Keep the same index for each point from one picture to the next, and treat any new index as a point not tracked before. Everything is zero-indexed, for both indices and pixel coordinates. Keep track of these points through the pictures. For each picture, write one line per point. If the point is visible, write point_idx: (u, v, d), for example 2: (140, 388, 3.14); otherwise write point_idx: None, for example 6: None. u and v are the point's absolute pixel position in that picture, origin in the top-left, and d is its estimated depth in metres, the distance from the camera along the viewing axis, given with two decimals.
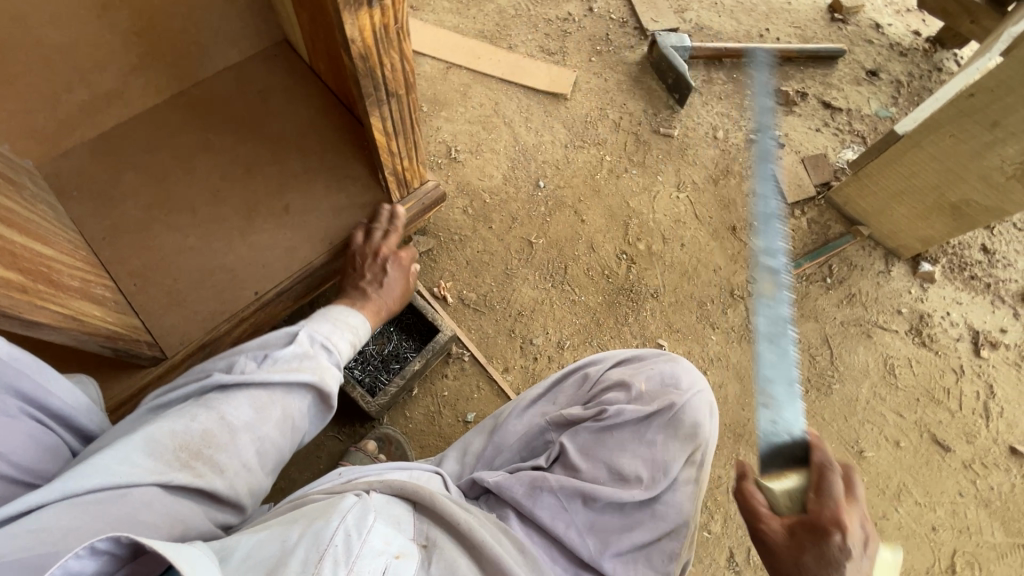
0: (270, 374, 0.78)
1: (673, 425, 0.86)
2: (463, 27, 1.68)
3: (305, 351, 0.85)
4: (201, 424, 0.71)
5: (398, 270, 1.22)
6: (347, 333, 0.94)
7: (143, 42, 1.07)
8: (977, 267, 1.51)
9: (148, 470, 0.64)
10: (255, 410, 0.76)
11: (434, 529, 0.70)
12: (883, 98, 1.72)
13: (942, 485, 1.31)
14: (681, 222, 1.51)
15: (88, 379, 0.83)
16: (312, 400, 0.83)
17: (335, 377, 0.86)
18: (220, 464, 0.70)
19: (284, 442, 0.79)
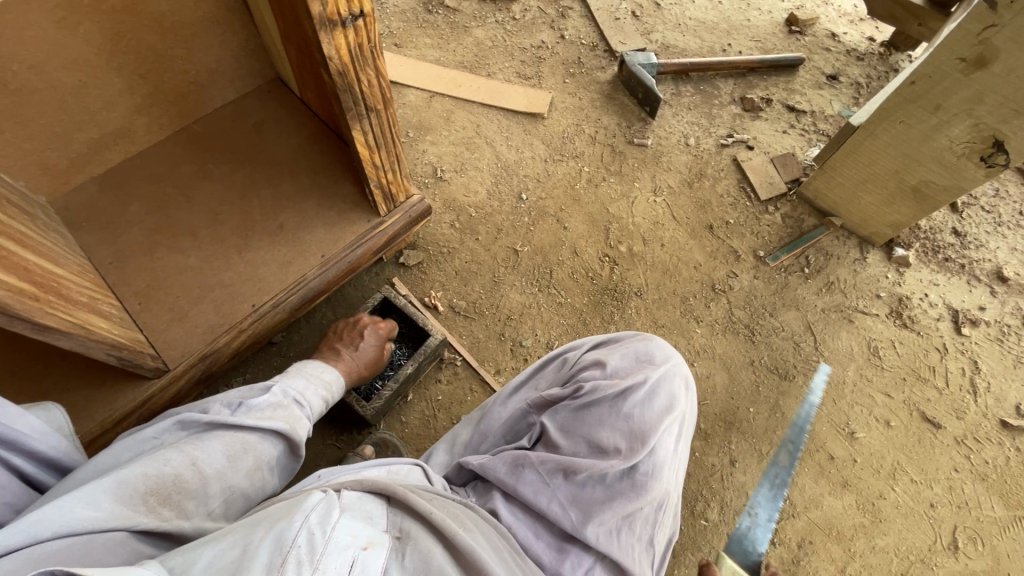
0: (245, 419, 0.81)
1: (648, 397, 0.91)
2: (443, 59, 1.80)
3: (278, 401, 0.89)
4: (173, 468, 0.71)
5: (374, 338, 1.19)
6: (319, 389, 0.99)
7: (147, 84, 1.17)
8: (950, 250, 1.56)
9: (114, 515, 0.63)
10: (228, 457, 0.77)
11: (408, 518, 0.70)
12: (845, 99, 1.82)
13: (936, 461, 1.32)
14: (659, 224, 1.58)
15: (55, 408, 0.73)
16: (281, 450, 0.86)
17: (304, 428, 0.90)
18: (187, 511, 0.71)
19: (253, 492, 0.80)
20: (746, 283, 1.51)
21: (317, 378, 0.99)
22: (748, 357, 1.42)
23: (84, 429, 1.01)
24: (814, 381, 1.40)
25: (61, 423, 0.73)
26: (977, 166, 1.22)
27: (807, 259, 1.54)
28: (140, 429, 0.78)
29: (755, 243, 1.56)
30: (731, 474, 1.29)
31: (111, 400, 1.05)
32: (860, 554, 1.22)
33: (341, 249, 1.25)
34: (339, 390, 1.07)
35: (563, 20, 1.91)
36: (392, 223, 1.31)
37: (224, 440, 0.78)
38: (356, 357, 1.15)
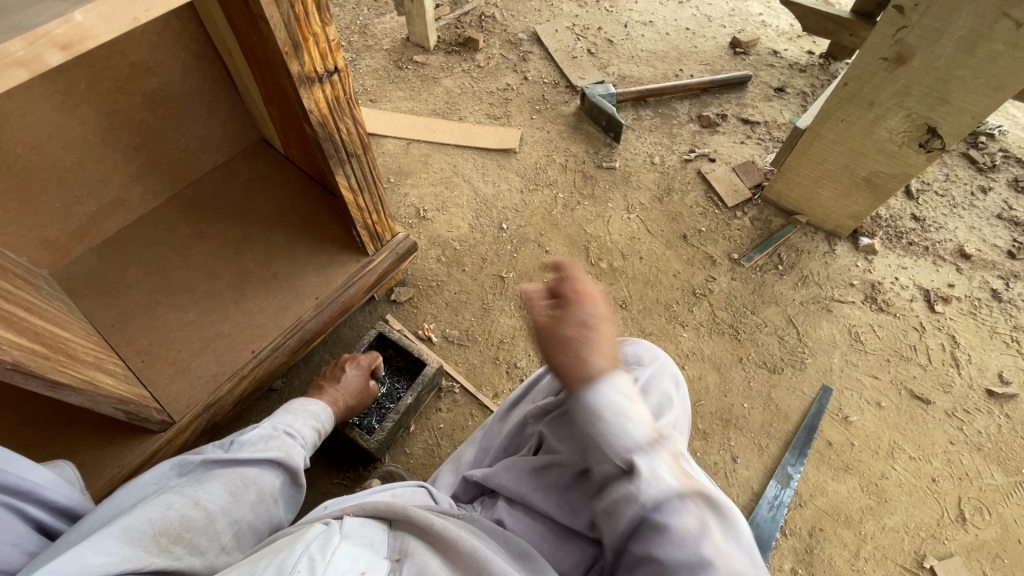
0: (241, 454, 0.87)
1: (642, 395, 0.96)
2: (417, 109, 1.92)
3: (268, 434, 0.95)
4: (178, 509, 0.74)
5: (353, 371, 1.23)
6: (308, 421, 1.05)
7: (141, 154, 1.25)
8: (912, 234, 1.64)
9: (127, 556, 0.64)
10: (230, 493, 0.80)
11: (409, 537, 0.69)
12: (794, 108, 1.95)
13: (932, 436, 1.35)
14: (636, 238, 1.66)
15: (66, 464, 0.78)
16: (281, 480, 0.90)
17: (300, 457, 0.95)
18: (200, 547, 0.73)
19: (260, 525, 0.82)
20: (724, 285, 1.57)
21: (302, 412, 1.05)
22: (736, 355, 1.46)
23: (95, 486, 1.03)
24: (817, 404, 1.39)
25: (72, 477, 0.77)
26: (918, 152, 1.31)
27: (780, 257, 1.62)
28: (137, 479, 0.82)
29: (728, 246, 1.64)
30: (734, 470, 1.30)
31: (119, 456, 1.06)
32: (871, 536, 1.23)
33: (333, 290, 1.30)
34: (329, 423, 1.12)
35: (525, 63, 2.05)
36: (381, 261, 1.37)
37: (224, 480, 0.82)
38: (340, 391, 1.18)
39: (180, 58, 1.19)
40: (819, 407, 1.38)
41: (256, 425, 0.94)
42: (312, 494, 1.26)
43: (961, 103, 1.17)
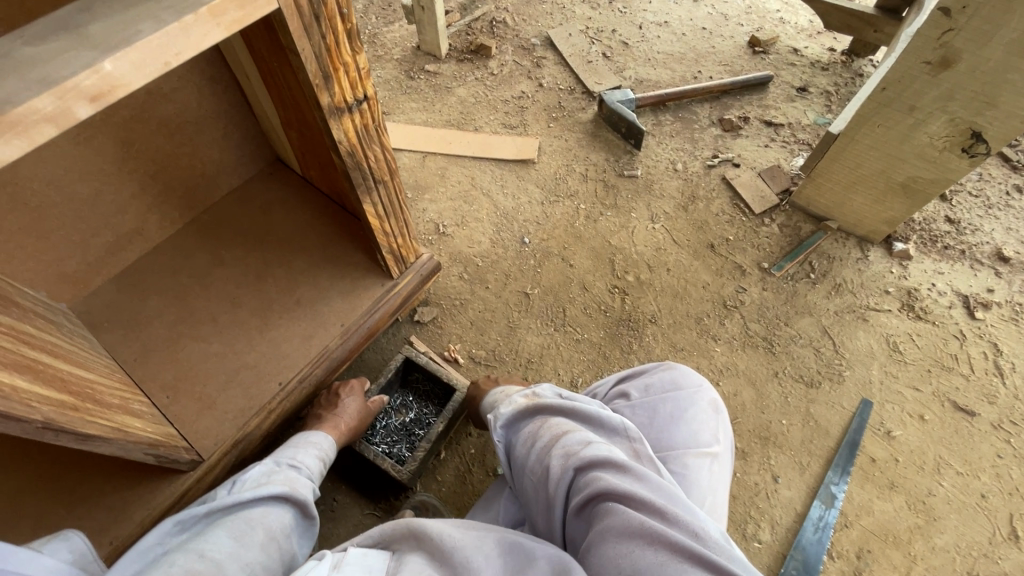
0: (243, 495, 0.89)
1: (672, 422, 0.92)
2: (431, 120, 1.88)
3: (270, 469, 0.97)
4: (181, 566, 0.70)
5: (351, 397, 1.22)
6: (312, 450, 1.06)
7: (158, 182, 1.22)
8: (947, 238, 1.59)
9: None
10: (235, 538, 0.79)
11: (409, 555, 0.70)
12: (818, 108, 1.89)
13: (979, 450, 1.31)
14: (662, 249, 1.62)
15: (74, 534, 0.74)
16: (291, 515, 0.91)
17: (306, 488, 0.96)
18: None
19: (273, 563, 0.81)
20: (756, 295, 1.53)
21: (302, 443, 1.05)
22: (771, 369, 1.42)
23: (126, 531, 1.00)
24: (859, 418, 1.35)
25: (82, 549, 0.73)
26: (960, 157, 1.26)
27: (811, 265, 1.57)
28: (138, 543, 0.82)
29: (757, 255, 1.59)
30: (776, 490, 1.27)
31: (149, 497, 1.04)
32: (921, 557, 1.19)
33: (359, 316, 1.27)
34: (332, 451, 1.12)
35: (539, 69, 2.01)
36: (405, 284, 1.33)
37: (228, 529, 0.81)
38: (340, 416, 1.18)
39: (195, 83, 1.14)
40: (859, 421, 1.35)
41: (257, 463, 0.96)
42: (344, 525, 1.24)
43: (1010, 108, 1.12)
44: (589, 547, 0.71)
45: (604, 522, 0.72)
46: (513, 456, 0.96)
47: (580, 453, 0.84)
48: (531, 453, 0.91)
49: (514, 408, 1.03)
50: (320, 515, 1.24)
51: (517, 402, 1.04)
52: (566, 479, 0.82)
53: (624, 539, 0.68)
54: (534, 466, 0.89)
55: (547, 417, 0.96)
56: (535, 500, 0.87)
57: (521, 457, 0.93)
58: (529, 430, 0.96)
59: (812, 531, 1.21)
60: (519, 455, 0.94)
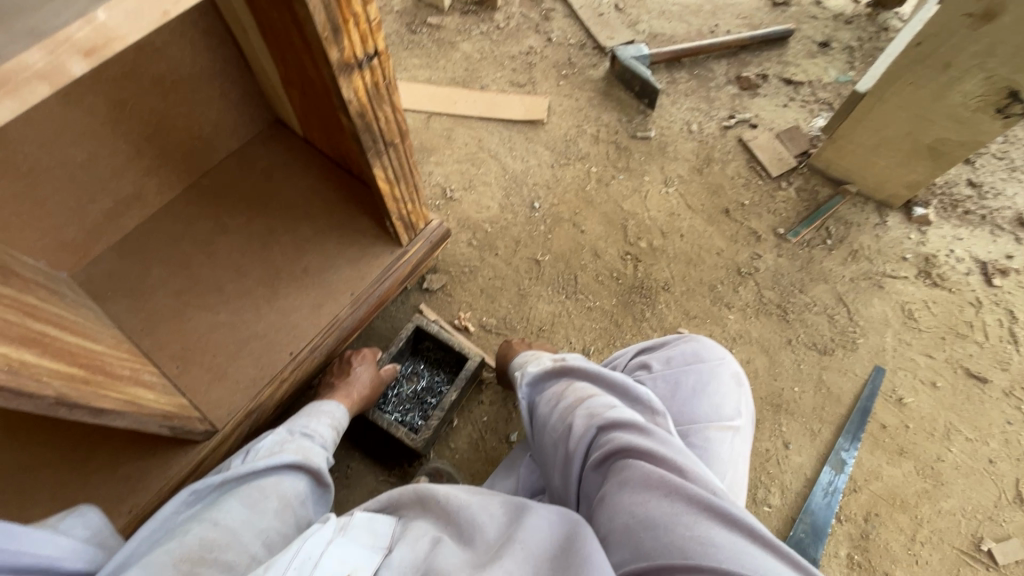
0: (257, 463, 0.86)
1: (695, 395, 0.91)
2: (435, 78, 1.79)
3: (284, 437, 0.95)
4: (196, 535, 0.71)
5: (363, 365, 1.21)
6: (324, 419, 1.03)
7: (154, 145, 1.16)
8: (968, 202, 1.55)
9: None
10: (249, 507, 0.79)
11: (415, 521, 0.68)
12: (840, 65, 1.80)
13: (989, 417, 1.31)
14: (675, 214, 1.57)
15: (92, 510, 0.74)
16: (305, 483, 0.89)
17: (320, 457, 0.94)
18: (229, 562, 0.70)
19: (289, 530, 0.81)
20: (771, 262, 1.50)
21: (316, 411, 1.03)
22: (784, 336, 1.41)
23: (144, 500, 1.00)
24: (871, 385, 1.35)
25: (98, 526, 0.73)
26: (993, 118, 1.21)
27: (828, 230, 1.54)
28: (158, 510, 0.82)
29: (773, 220, 1.56)
30: (786, 456, 1.28)
31: (165, 467, 1.04)
32: (927, 520, 1.21)
33: (369, 285, 1.24)
34: (345, 420, 1.10)
35: (548, 22, 1.90)
36: (415, 251, 1.30)
37: (240, 498, 0.80)
38: (351, 385, 1.16)
39: (189, 37, 1.07)
40: (872, 388, 1.35)
41: (271, 431, 0.94)
42: (359, 491, 1.25)
43: None
44: (604, 498, 0.72)
45: (621, 475, 0.72)
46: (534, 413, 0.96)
47: (602, 411, 0.83)
48: (552, 411, 0.90)
49: (539, 367, 1.01)
50: (335, 481, 1.25)
51: (542, 362, 1.03)
52: (586, 436, 0.82)
53: (641, 490, 0.69)
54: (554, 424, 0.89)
55: (571, 379, 0.95)
56: (552, 456, 0.87)
57: (542, 414, 0.93)
58: (552, 390, 0.95)
59: (821, 496, 1.23)
60: (540, 413, 0.94)
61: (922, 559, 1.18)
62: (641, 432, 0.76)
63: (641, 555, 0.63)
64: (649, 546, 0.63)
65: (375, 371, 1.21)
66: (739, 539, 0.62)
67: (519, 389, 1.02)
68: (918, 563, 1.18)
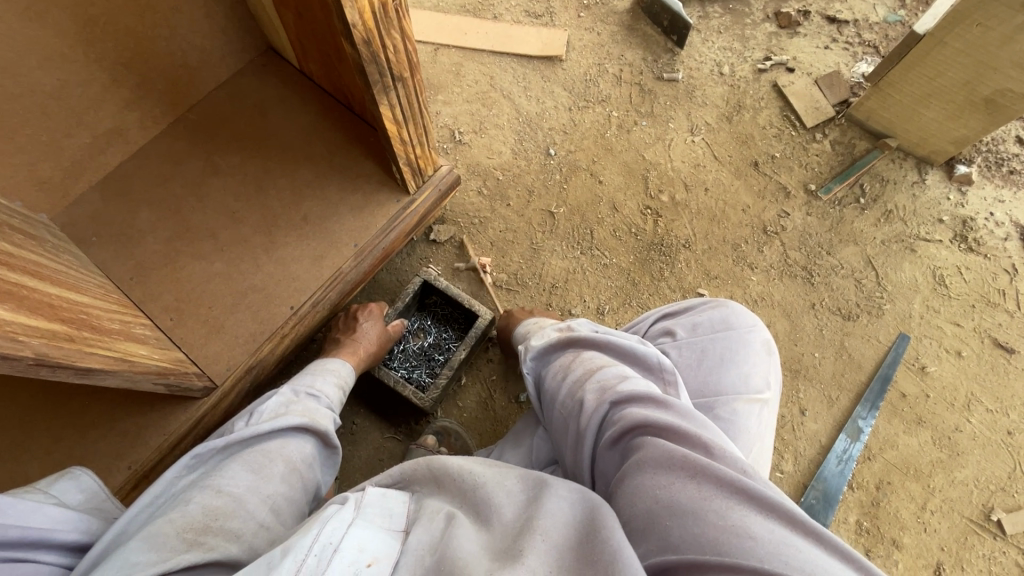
0: (260, 426, 0.81)
1: (723, 365, 0.86)
2: (443, 5, 1.62)
3: (288, 399, 0.88)
4: (199, 504, 0.67)
5: (371, 321, 1.15)
6: (329, 377, 0.98)
7: (134, 74, 1.04)
8: (1015, 161, 1.45)
9: (149, 561, 0.57)
10: (254, 471, 0.75)
11: (430, 498, 0.64)
12: (890, 2, 1.63)
13: (1011, 388, 1.28)
14: (700, 165, 1.47)
15: (85, 473, 0.69)
16: (312, 446, 0.85)
17: (327, 419, 0.89)
18: (235, 531, 0.66)
19: (296, 494, 0.77)
20: (799, 221, 1.41)
21: (320, 369, 0.98)
22: (808, 300, 1.35)
23: (144, 456, 0.97)
24: (894, 352, 1.31)
25: (93, 489, 0.69)
26: None
27: (862, 188, 1.44)
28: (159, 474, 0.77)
29: (804, 176, 1.45)
30: (802, 423, 1.25)
31: (164, 424, 1.00)
32: (939, 489, 1.20)
33: (373, 236, 1.16)
34: (352, 378, 1.05)
35: None
36: (423, 200, 1.21)
37: (243, 463, 0.75)
38: (357, 341, 1.11)
39: None
40: (896, 357, 1.30)
41: (275, 391, 0.88)
42: (365, 448, 1.22)
43: None
44: (622, 479, 0.63)
45: (638, 454, 0.64)
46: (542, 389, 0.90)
47: (616, 386, 0.76)
48: (561, 386, 0.84)
49: (544, 340, 0.96)
50: (340, 437, 1.22)
51: (549, 334, 0.97)
52: (598, 410, 0.75)
53: (662, 471, 0.60)
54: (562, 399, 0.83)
55: (580, 350, 0.89)
56: (561, 432, 0.81)
57: (549, 389, 0.87)
58: (560, 363, 0.89)
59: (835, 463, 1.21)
60: (547, 387, 0.88)
61: (931, 527, 1.18)
62: (660, 406, 0.69)
63: (668, 546, 0.55)
64: (676, 537, 0.55)
65: (382, 327, 1.16)
66: (776, 526, 0.54)
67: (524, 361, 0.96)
68: (926, 531, 1.18)
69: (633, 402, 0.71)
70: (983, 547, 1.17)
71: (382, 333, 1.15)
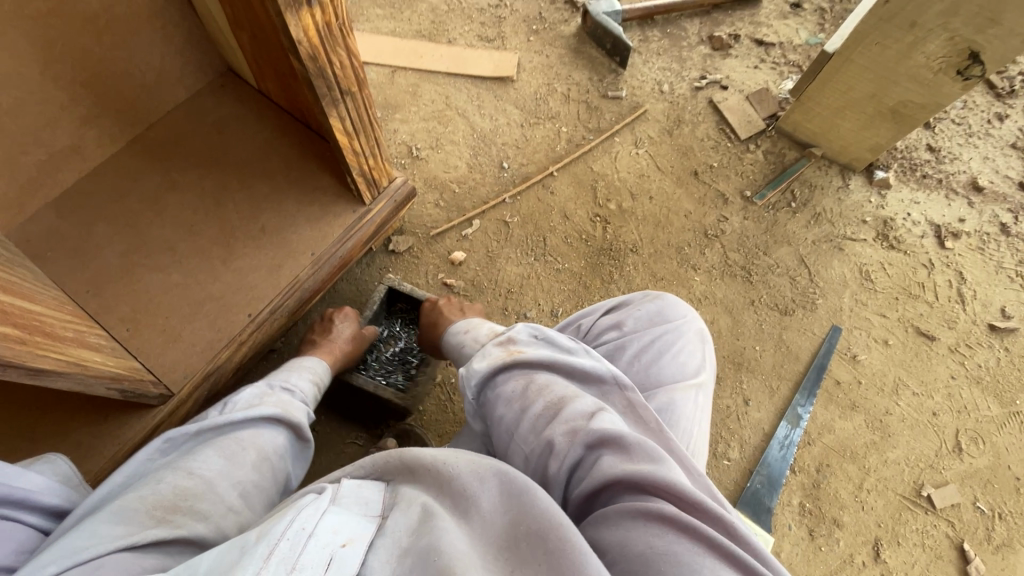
0: (234, 415, 0.82)
1: (665, 357, 0.91)
2: (399, 30, 1.70)
3: (263, 391, 0.89)
4: (170, 483, 0.69)
5: (346, 322, 1.18)
6: (305, 373, 1.00)
7: (93, 93, 1.07)
8: (926, 167, 1.59)
9: (117, 535, 0.60)
10: (225, 457, 0.76)
11: (405, 486, 0.59)
12: (810, 26, 1.79)
13: (934, 372, 1.38)
14: (645, 175, 1.56)
15: (58, 457, 0.70)
16: (285, 437, 0.86)
17: (300, 413, 0.90)
18: (204, 513, 0.68)
19: (267, 482, 0.79)
20: (737, 225, 1.51)
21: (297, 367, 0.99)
22: (748, 298, 1.44)
23: (99, 466, 0.97)
24: (828, 343, 1.40)
25: (67, 469, 0.70)
26: (954, 80, 1.23)
27: (793, 193, 1.55)
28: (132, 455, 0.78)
29: (740, 183, 1.56)
30: (746, 413, 1.32)
31: (119, 433, 1.00)
32: (874, 469, 1.28)
33: (330, 244, 1.20)
34: (327, 377, 1.07)
35: None
36: (380, 210, 1.26)
37: (216, 448, 0.77)
38: (334, 342, 1.13)
39: None
40: (830, 348, 1.39)
41: (250, 384, 0.89)
42: (326, 454, 1.24)
43: (1012, 25, 1.08)
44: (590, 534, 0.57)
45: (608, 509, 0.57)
46: (487, 407, 0.76)
47: (581, 419, 0.66)
48: (515, 411, 0.72)
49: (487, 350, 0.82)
50: None
51: (487, 354, 0.81)
52: (568, 449, 0.64)
53: (631, 523, 0.54)
54: (514, 430, 0.70)
55: (529, 372, 0.75)
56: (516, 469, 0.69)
57: (499, 412, 0.73)
58: (507, 388, 0.75)
59: (777, 449, 1.28)
60: (495, 410, 0.74)
61: (868, 505, 1.25)
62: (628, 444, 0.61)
63: None
64: None
65: (356, 324, 1.19)
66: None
67: (461, 389, 0.80)
68: (864, 509, 1.25)
69: (600, 437, 0.63)
70: (916, 522, 1.25)
71: (357, 333, 1.18)
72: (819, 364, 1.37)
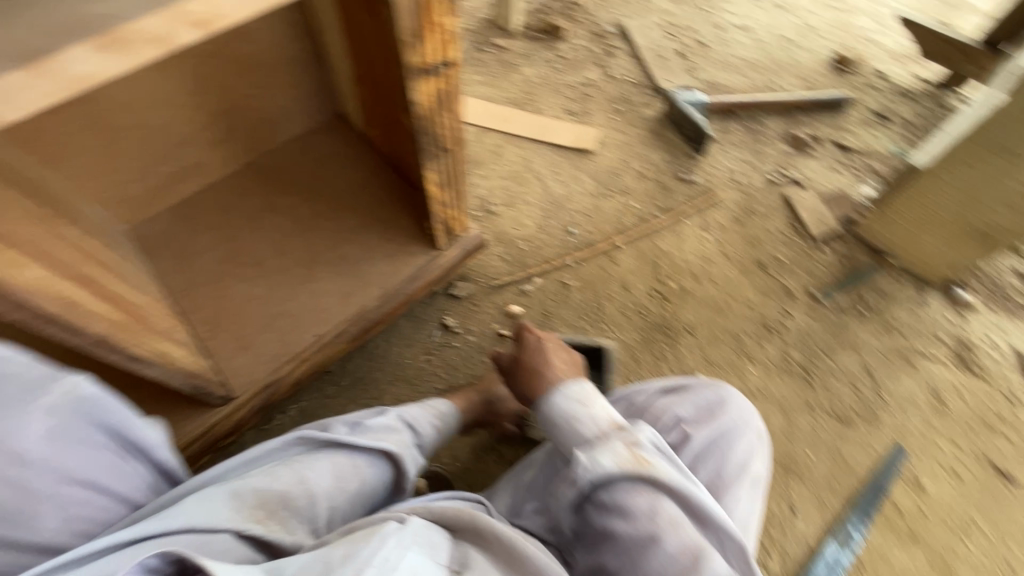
0: (359, 440, 0.88)
1: (721, 455, 0.89)
2: (493, 96, 1.84)
3: (392, 425, 0.95)
4: (284, 484, 0.77)
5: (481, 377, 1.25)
6: (429, 418, 1.04)
7: (225, 120, 1.23)
8: (1014, 293, 1.51)
9: (232, 516, 0.70)
10: (335, 478, 0.82)
11: (473, 548, 0.69)
12: (895, 138, 1.79)
13: (1011, 517, 1.26)
14: (709, 260, 1.57)
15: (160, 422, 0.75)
16: (386, 475, 0.90)
17: (411, 458, 0.94)
18: (293, 527, 0.75)
19: (351, 515, 0.84)
20: (800, 322, 1.48)
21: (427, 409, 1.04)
22: (805, 399, 1.38)
23: None
24: (889, 463, 1.31)
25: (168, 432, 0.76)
26: None
27: (864, 299, 1.51)
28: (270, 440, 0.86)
29: (808, 281, 1.54)
30: (791, 522, 1.24)
31: (179, 425, 1.09)
32: None
33: (400, 281, 1.27)
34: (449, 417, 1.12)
35: (610, 58, 1.94)
36: (450, 256, 1.33)
37: (335, 465, 0.84)
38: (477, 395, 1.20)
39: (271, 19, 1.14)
40: (890, 468, 1.30)
41: (383, 414, 0.95)
42: None
43: None
44: None
45: None
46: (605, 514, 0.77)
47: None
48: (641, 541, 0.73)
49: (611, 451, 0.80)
50: None
51: (613, 451, 0.81)
52: None
53: None
54: (636, 552, 0.74)
55: (656, 494, 0.76)
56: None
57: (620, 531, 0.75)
58: (632, 503, 0.76)
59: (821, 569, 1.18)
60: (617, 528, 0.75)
61: None
62: None
63: None
64: None
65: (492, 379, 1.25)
66: None
67: (577, 478, 0.80)
68: None
69: None
70: None
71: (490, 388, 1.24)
72: (875, 484, 1.28)
